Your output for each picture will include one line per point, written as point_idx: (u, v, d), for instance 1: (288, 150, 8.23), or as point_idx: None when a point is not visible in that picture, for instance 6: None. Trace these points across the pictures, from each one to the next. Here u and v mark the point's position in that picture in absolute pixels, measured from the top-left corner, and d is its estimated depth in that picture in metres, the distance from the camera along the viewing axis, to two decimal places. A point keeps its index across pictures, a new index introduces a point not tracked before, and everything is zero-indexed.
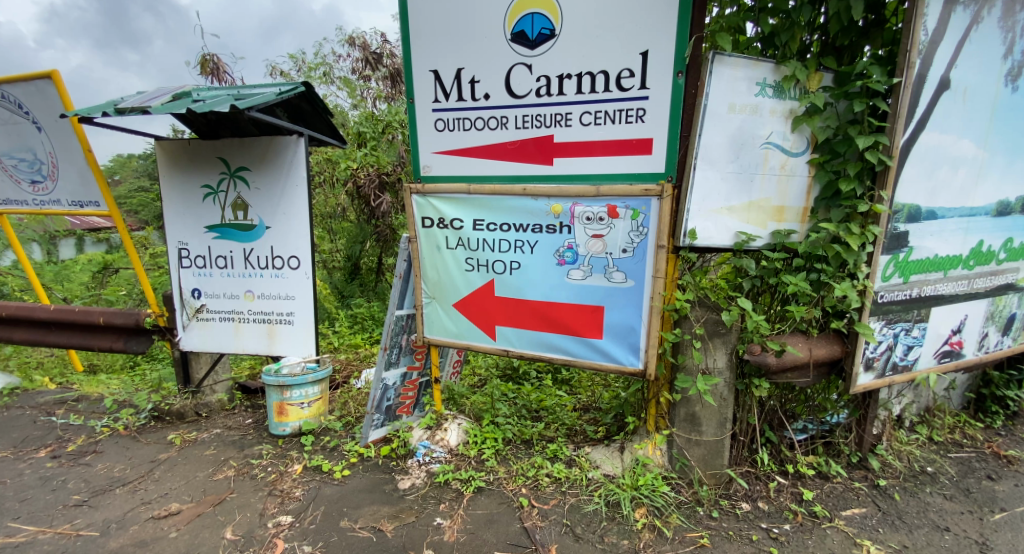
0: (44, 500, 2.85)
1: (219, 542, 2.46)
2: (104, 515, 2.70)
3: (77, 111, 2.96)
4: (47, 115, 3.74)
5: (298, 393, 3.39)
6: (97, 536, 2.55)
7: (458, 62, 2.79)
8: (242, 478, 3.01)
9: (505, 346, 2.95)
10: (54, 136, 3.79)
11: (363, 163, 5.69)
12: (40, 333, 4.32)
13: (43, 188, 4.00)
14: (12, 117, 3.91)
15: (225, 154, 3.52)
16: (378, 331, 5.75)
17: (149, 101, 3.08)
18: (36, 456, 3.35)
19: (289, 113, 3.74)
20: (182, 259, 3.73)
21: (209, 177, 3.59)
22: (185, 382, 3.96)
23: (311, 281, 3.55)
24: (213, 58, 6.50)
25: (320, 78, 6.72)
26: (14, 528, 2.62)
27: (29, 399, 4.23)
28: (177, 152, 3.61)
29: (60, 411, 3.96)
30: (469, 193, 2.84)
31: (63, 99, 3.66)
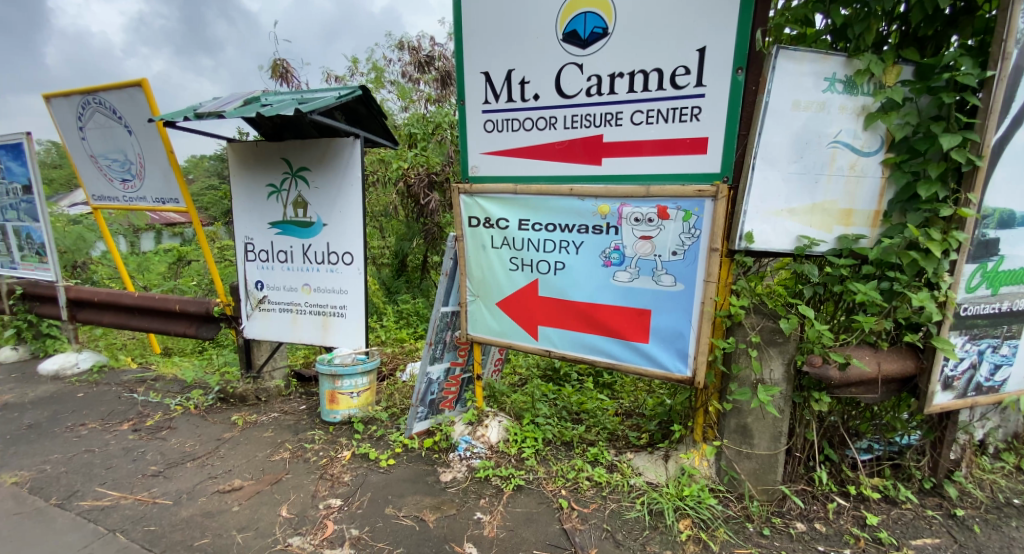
0: (127, 469, 3.13)
1: (274, 519, 2.60)
2: (176, 486, 2.92)
3: (162, 117, 3.20)
4: (137, 120, 4.08)
5: (349, 383, 3.53)
6: (170, 504, 2.76)
7: (509, 63, 2.80)
8: (297, 461, 3.16)
9: (547, 346, 2.95)
10: (142, 138, 4.13)
11: (414, 163, 5.83)
12: (124, 317, 4.72)
13: (134, 186, 4.39)
14: (107, 122, 4.28)
15: (288, 155, 3.71)
16: (422, 326, 5.89)
17: (223, 106, 3.30)
18: (120, 429, 3.67)
19: (346, 116, 3.92)
20: (249, 253, 3.99)
21: (274, 176, 3.80)
22: (246, 367, 4.15)
23: (363, 277, 3.69)
24: (285, 60, 6.80)
25: (373, 81, 6.93)
26: (100, 493, 2.89)
27: (115, 377, 4.65)
28: (246, 154, 3.84)
29: (141, 389, 4.33)
30: (516, 193, 2.87)
31: (151, 105, 3.97)
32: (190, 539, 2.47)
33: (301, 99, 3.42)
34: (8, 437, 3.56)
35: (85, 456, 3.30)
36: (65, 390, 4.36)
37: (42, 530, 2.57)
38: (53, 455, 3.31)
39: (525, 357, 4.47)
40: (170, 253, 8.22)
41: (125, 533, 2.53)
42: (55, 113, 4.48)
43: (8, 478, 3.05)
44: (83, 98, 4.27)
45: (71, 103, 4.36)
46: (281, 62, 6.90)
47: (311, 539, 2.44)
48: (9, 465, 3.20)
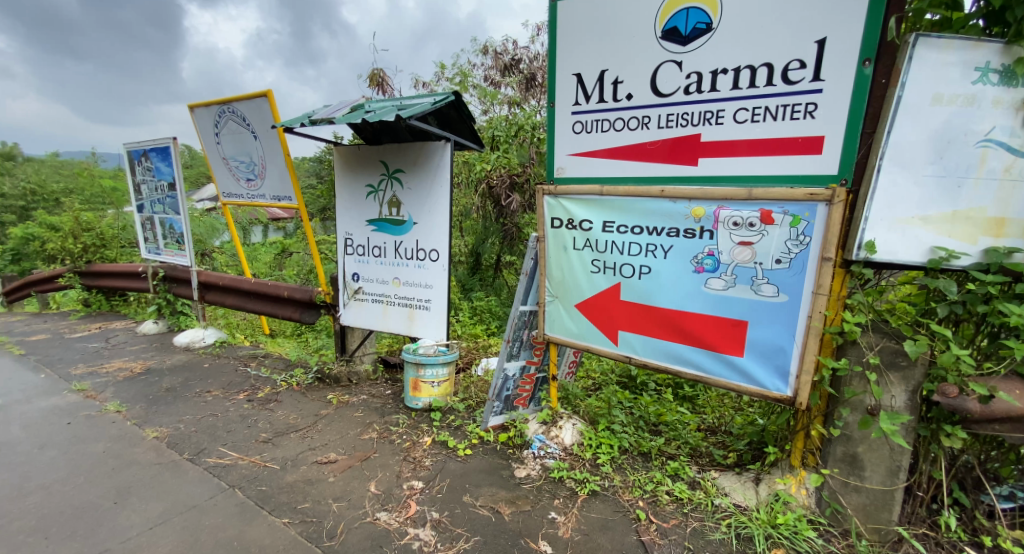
0: (243, 434, 3.42)
1: (365, 493, 2.73)
2: (283, 453, 3.16)
3: (282, 123, 3.47)
4: (262, 126, 4.49)
5: (431, 372, 3.65)
6: (277, 469, 2.98)
7: (602, 63, 2.74)
8: (383, 441, 3.31)
9: (627, 353, 2.85)
10: (265, 142, 4.53)
11: (497, 164, 5.89)
12: (242, 300, 5.18)
13: (256, 185, 4.83)
14: (236, 128, 4.73)
15: (385, 157, 3.89)
16: (495, 324, 5.96)
17: (333, 114, 3.58)
18: (237, 397, 4.02)
19: (438, 120, 4.06)
20: (347, 247, 4.23)
21: (372, 177, 4.00)
22: (340, 351, 4.44)
23: (447, 273, 3.79)
24: (382, 70, 7.17)
25: (458, 85, 7.10)
26: (222, 452, 3.18)
27: (233, 351, 5.13)
28: (348, 156, 4.08)
29: (254, 363, 4.75)
30: (602, 194, 2.81)
31: (273, 113, 4.34)
32: (294, 502, 2.66)
33: (399, 105, 3.60)
34: (151, 398, 4.02)
35: (210, 419, 3.65)
36: (194, 360, 4.88)
37: (175, 480, 2.88)
38: (184, 416, 3.69)
39: (600, 361, 4.34)
40: (272, 244, 8.94)
41: (241, 489, 2.78)
42: (197, 121, 5.02)
43: (150, 432, 3.44)
44: (219, 108, 4.75)
45: (209, 112, 4.87)
46: (379, 72, 7.28)
47: (396, 516, 2.54)
48: (152, 421, 3.61)
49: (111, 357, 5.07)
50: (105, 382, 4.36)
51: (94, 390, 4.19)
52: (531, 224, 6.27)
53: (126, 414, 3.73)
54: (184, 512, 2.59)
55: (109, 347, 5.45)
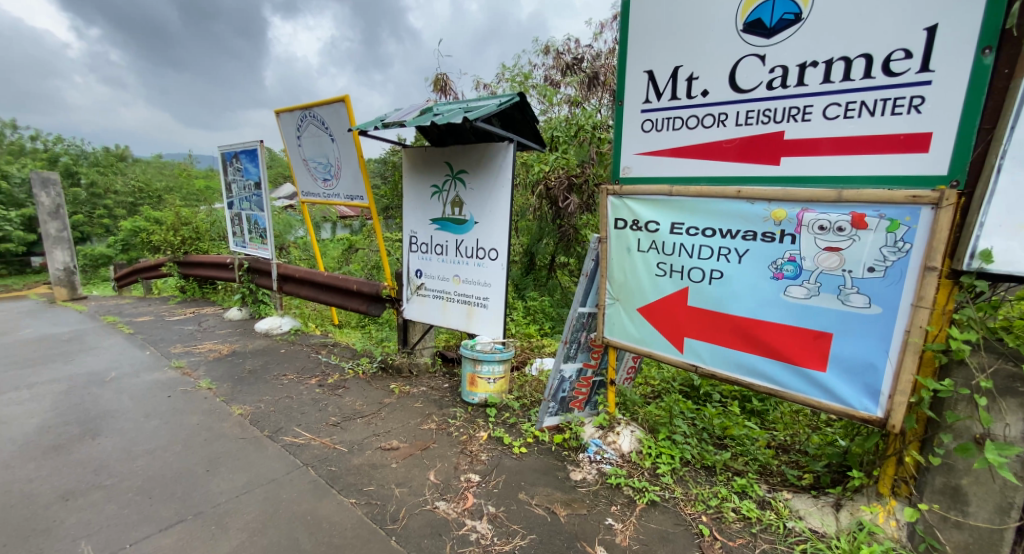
0: (314, 416, 3.60)
1: (425, 481, 2.84)
2: (350, 437, 3.31)
3: (357, 128, 3.70)
4: (339, 130, 4.70)
5: (488, 369, 3.66)
6: (345, 451, 3.15)
7: (676, 59, 2.64)
8: (442, 432, 3.37)
9: (693, 361, 2.72)
10: (342, 145, 4.74)
11: (556, 165, 5.77)
12: (315, 292, 5.45)
13: (333, 185, 5.08)
14: (316, 131, 4.98)
15: (450, 158, 3.95)
16: (547, 325, 5.90)
17: (403, 118, 3.72)
18: (309, 381, 4.24)
19: (503, 121, 4.06)
20: (412, 245, 4.33)
21: (436, 177, 4.06)
22: (402, 343, 4.53)
23: (505, 272, 3.80)
24: (446, 74, 7.29)
25: (518, 84, 7.09)
26: (297, 432, 3.37)
27: (306, 338, 5.42)
28: (414, 157, 4.17)
29: (325, 351, 4.99)
30: (671, 194, 2.70)
31: (351, 118, 4.53)
32: (360, 484, 2.82)
33: (466, 107, 3.65)
34: (236, 378, 4.30)
35: (286, 400, 3.86)
36: (271, 345, 5.20)
37: (257, 454, 3.09)
38: (264, 396, 3.92)
39: (660, 369, 4.15)
40: (338, 239, 9.35)
41: (314, 468, 2.96)
42: (282, 125, 5.30)
43: (236, 409, 3.68)
44: (301, 112, 5.01)
45: (292, 117, 5.14)
46: (442, 76, 7.41)
47: (454, 506, 2.63)
48: (238, 398, 3.87)
49: (203, 338, 5.50)
50: (199, 360, 4.72)
51: (190, 367, 4.56)
52: (588, 225, 6.18)
53: (216, 390, 4.02)
54: (265, 485, 2.78)
55: (201, 329, 5.90)
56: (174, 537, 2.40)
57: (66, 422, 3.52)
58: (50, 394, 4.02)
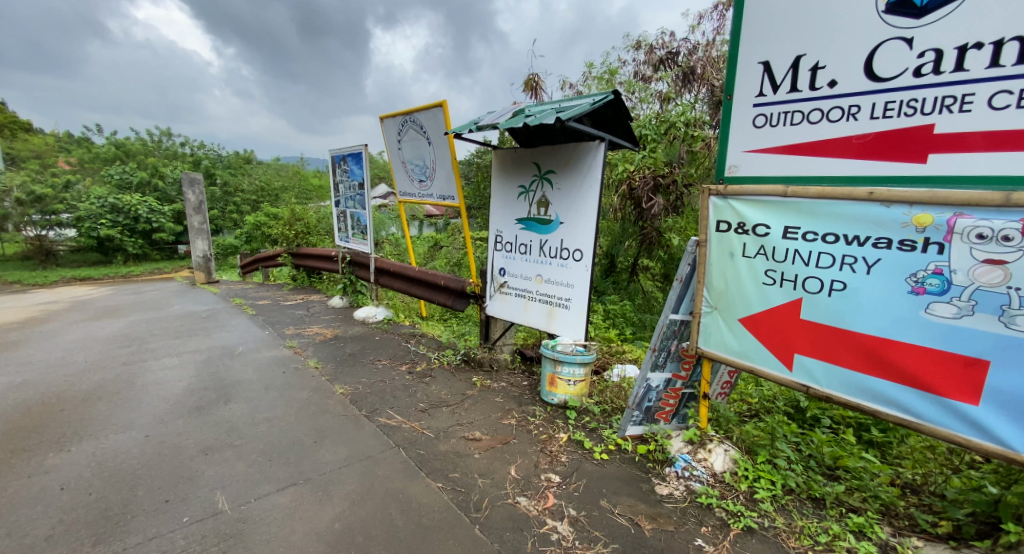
0: (404, 400, 3.74)
1: (506, 475, 2.85)
2: (436, 423, 3.40)
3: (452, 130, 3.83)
4: (435, 133, 4.87)
5: (568, 370, 3.57)
6: (432, 437, 3.23)
7: (798, 47, 2.40)
8: (522, 429, 3.35)
9: (805, 381, 2.47)
10: (437, 148, 4.92)
11: (641, 166, 5.43)
12: (406, 285, 5.70)
13: (427, 186, 5.28)
14: (414, 135, 5.20)
15: (538, 158, 3.93)
16: (628, 330, 5.63)
17: (497, 120, 3.79)
18: (400, 368, 4.42)
19: (594, 120, 3.98)
20: (497, 244, 4.37)
21: (524, 178, 4.07)
22: (484, 339, 4.65)
23: (589, 273, 3.70)
24: (537, 76, 7.29)
25: (606, 82, 6.94)
26: (391, 414, 3.52)
27: (397, 328, 5.68)
28: (505, 157, 4.21)
29: (414, 340, 5.19)
30: (787, 196, 2.46)
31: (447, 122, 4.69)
32: (446, 470, 2.88)
33: (558, 107, 3.63)
34: (338, 360, 4.59)
35: (380, 384, 4.06)
36: (367, 332, 5.50)
37: (356, 430, 3.27)
38: (362, 378, 4.15)
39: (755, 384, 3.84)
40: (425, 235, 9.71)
41: (405, 450, 3.07)
42: (385, 131, 5.61)
43: (339, 388, 3.92)
44: (402, 118, 5.26)
45: (394, 124, 5.43)
46: (533, 78, 7.44)
47: (535, 504, 2.61)
48: (341, 378, 4.13)
49: (311, 322, 5.96)
50: (308, 342, 5.12)
51: (301, 347, 4.96)
52: (673, 229, 5.75)
53: (322, 369, 4.33)
54: (363, 460, 2.94)
55: (310, 314, 6.41)
56: (288, 498, 2.60)
57: (204, 386, 3.96)
58: (192, 361, 4.55)
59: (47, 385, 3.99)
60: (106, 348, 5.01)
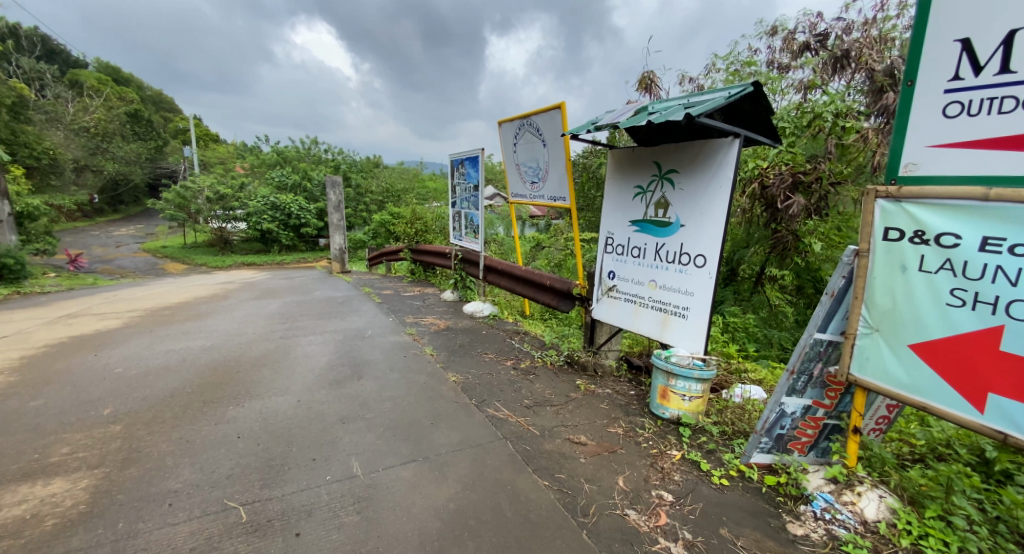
0: (510, 395, 3.75)
1: (614, 484, 2.71)
2: (541, 422, 3.36)
3: (569, 131, 3.76)
4: (551, 135, 4.86)
5: (683, 385, 3.32)
6: (538, 434, 3.19)
7: (1015, 18, 1.98)
8: (630, 440, 3.18)
9: (1003, 427, 2.04)
10: (552, 150, 4.91)
11: (775, 161, 4.71)
12: (512, 283, 5.77)
13: (538, 188, 5.29)
14: (529, 137, 5.24)
15: (660, 158, 3.72)
16: (752, 346, 5.04)
17: (619, 118, 3.65)
18: (505, 363, 4.46)
19: (727, 115, 3.66)
20: (608, 246, 4.21)
21: (642, 178, 3.88)
22: (588, 342, 4.47)
23: (712, 281, 3.41)
24: (653, 73, 6.96)
25: (735, 74, 6.42)
26: (498, 406, 3.55)
27: (502, 324, 5.75)
28: (622, 157, 4.05)
29: (519, 338, 5.21)
30: (989, 201, 2.04)
31: (564, 123, 4.64)
32: (552, 469, 2.82)
33: (688, 103, 3.40)
34: (449, 350, 4.76)
35: (488, 376, 4.12)
36: (474, 326, 5.65)
37: (468, 418, 3.35)
38: (472, 369, 4.26)
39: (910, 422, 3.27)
40: (528, 235, 9.77)
41: (512, 443, 3.07)
42: (501, 135, 5.73)
43: (451, 376, 4.06)
44: (519, 121, 5.33)
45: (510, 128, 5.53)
46: (649, 74, 7.09)
47: (646, 519, 2.46)
48: (453, 367, 4.28)
49: (427, 313, 6.27)
50: (425, 331, 5.40)
51: (418, 335, 5.24)
52: (814, 234, 4.78)
53: (436, 357, 4.54)
54: (474, 447, 2.99)
55: (424, 305, 6.76)
56: (411, 472, 2.73)
57: (340, 363, 4.34)
58: (330, 340, 5.03)
59: (225, 350, 4.65)
60: (268, 323, 5.74)
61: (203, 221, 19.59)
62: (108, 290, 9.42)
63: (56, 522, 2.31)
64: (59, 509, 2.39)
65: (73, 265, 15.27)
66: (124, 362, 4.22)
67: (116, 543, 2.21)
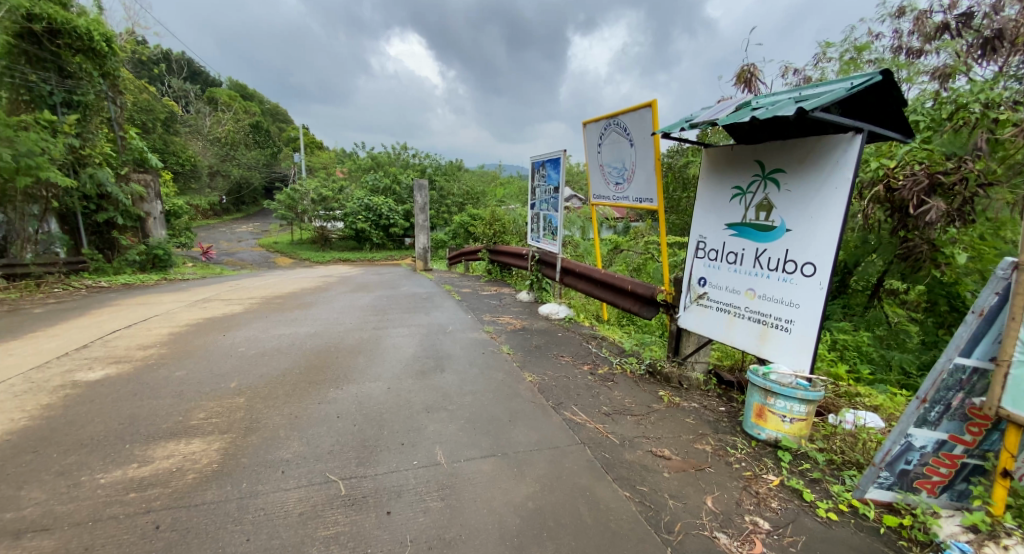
0: (588, 400, 3.65)
1: (701, 504, 2.53)
2: (621, 430, 3.22)
3: (661, 130, 3.59)
4: (639, 134, 4.68)
5: (783, 405, 3.02)
6: (617, 443, 3.06)
7: None
8: (719, 459, 2.95)
9: None
10: (639, 149, 4.72)
11: (906, 160, 4.19)
12: (590, 286, 5.64)
13: (623, 189, 5.11)
14: (615, 137, 5.08)
15: (763, 157, 3.44)
16: (864, 367, 4.53)
17: (717, 114, 3.42)
18: (582, 367, 4.35)
19: (846, 108, 3.30)
20: (698, 250, 3.95)
21: (742, 178, 3.60)
22: (673, 353, 4.21)
23: (824, 293, 3.08)
24: (752, 66, 6.48)
25: (849, 64, 5.82)
26: (575, 410, 3.46)
27: (579, 328, 5.63)
28: (719, 156, 3.79)
29: (596, 342, 5.07)
30: None
31: (653, 121, 4.44)
32: (634, 481, 2.69)
33: (799, 96, 3.11)
34: (525, 350, 4.75)
35: (565, 379, 4.04)
36: (550, 328, 5.58)
37: (545, 419, 3.30)
38: (548, 370, 4.20)
39: None
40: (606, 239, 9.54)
41: (590, 449, 2.97)
42: (585, 136, 5.62)
43: (527, 376, 4.03)
44: (605, 121, 5.19)
45: (595, 128, 5.41)
46: (748, 68, 6.63)
47: (739, 546, 2.27)
48: (529, 367, 4.25)
49: (504, 312, 6.31)
50: (502, 329, 5.43)
51: (495, 333, 5.27)
52: (959, 243, 4.19)
53: (513, 356, 4.53)
54: (552, 448, 2.94)
55: (500, 305, 6.81)
56: (491, 466, 2.73)
57: (424, 355, 4.47)
58: (415, 333, 5.22)
59: (326, 337, 4.98)
60: (363, 314, 6.08)
61: (306, 218, 21.32)
62: (226, 279, 10.52)
63: (195, 476, 2.58)
64: (198, 466, 2.66)
65: (203, 255, 17.33)
66: (245, 342, 4.66)
67: (241, 501, 2.41)
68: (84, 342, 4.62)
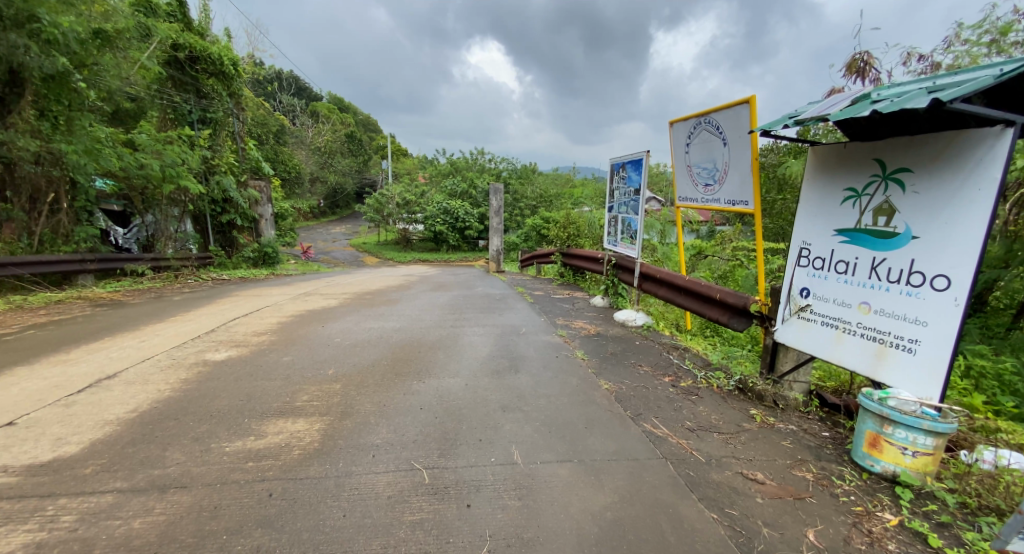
0: (670, 414, 3.47)
1: (801, 536, 2.30)
2: (708, 448, 3.03)
3: (761, 127, 3.34)
4: (735, 132, 4.41)
5: (904, 435, 2.67)
6: (703, 461, 2.88)
7: None
8: (823, 489, 2.67)
9: None
10: (734, 149, 4.44)
11: None
12: (673, 294, 5.37)
13: (714, 190, 4.82)
14: (706, 136, 4.82)
15: (883, 155, 3.08)
16: (1004, 398, 3.89)
17: (829, 109, 3.12)
18: (663, 379, 4.15)
19: (997, 97, 2.91)
20: (801, 258, 3.62)
21: (856, 179, 3.26)
22: (767, 369, 3.88)
23: (960, 310, 2.69)
24: (867, 54, 5.87)
25: (988, 46, 5.09)
26: (656, 423, 3.31)
27: (659, 337, 5.40)
28: (828, 155, 3.46)
29: (679, 353, 4.82)
30: None
31: (752, 119, 4.17)
32: (723, 503, 2.51)
33: (933, 85, 2.74)
34: (602, 357, 4.63)
35: (644, 389, 3.89)
36: (628, 335, 5.41)
37: (623, 429, 3.18)
38: (626, 379, 4.06)
39: None
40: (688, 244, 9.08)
41: (673, 465, 2.82)
42: (673, 135, 5.40)
43: (604, 383, 3.92)
44: (696, 119, 4.95)
45: (684, 127, 5.17)
46: (861, 56, 6.02)
47: None
48: (606, 375, 4.13)
49: (580, 317, 6.21)
50: (578, 334, 5.34)
51: (571, 338, 5.20)
52: None
53: (589, 362, 4.44)
54: (631, 460, 2.83)
55: (576, 309, 6.71)
56: (568, 471, 2.69)
57: (500, 355, 4.52)
58: (491, 333, 5.29)
59: (409, 332, 5.20)
60: (443, 313, 6.28)
61: (394, 221, 22.51)
62: (319, 276, 11.37)
63: (300, 452, 2.79)
64: (303, 443, 2.88)
65: (305, 253, 18.90)
66: (338, 334, 4.99)
67: (338, 478, 2.57)
68: (211, 326, 5.20)
